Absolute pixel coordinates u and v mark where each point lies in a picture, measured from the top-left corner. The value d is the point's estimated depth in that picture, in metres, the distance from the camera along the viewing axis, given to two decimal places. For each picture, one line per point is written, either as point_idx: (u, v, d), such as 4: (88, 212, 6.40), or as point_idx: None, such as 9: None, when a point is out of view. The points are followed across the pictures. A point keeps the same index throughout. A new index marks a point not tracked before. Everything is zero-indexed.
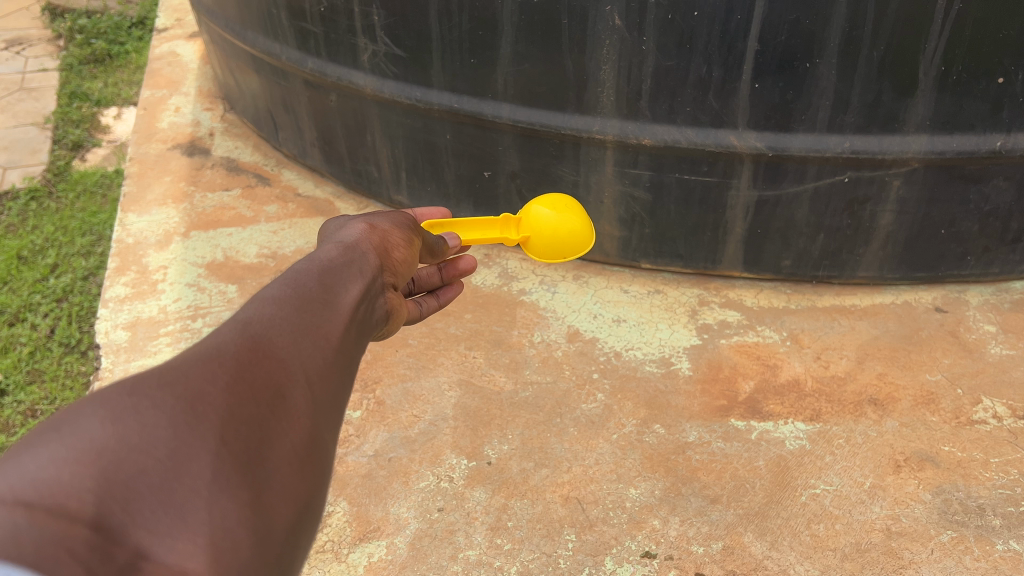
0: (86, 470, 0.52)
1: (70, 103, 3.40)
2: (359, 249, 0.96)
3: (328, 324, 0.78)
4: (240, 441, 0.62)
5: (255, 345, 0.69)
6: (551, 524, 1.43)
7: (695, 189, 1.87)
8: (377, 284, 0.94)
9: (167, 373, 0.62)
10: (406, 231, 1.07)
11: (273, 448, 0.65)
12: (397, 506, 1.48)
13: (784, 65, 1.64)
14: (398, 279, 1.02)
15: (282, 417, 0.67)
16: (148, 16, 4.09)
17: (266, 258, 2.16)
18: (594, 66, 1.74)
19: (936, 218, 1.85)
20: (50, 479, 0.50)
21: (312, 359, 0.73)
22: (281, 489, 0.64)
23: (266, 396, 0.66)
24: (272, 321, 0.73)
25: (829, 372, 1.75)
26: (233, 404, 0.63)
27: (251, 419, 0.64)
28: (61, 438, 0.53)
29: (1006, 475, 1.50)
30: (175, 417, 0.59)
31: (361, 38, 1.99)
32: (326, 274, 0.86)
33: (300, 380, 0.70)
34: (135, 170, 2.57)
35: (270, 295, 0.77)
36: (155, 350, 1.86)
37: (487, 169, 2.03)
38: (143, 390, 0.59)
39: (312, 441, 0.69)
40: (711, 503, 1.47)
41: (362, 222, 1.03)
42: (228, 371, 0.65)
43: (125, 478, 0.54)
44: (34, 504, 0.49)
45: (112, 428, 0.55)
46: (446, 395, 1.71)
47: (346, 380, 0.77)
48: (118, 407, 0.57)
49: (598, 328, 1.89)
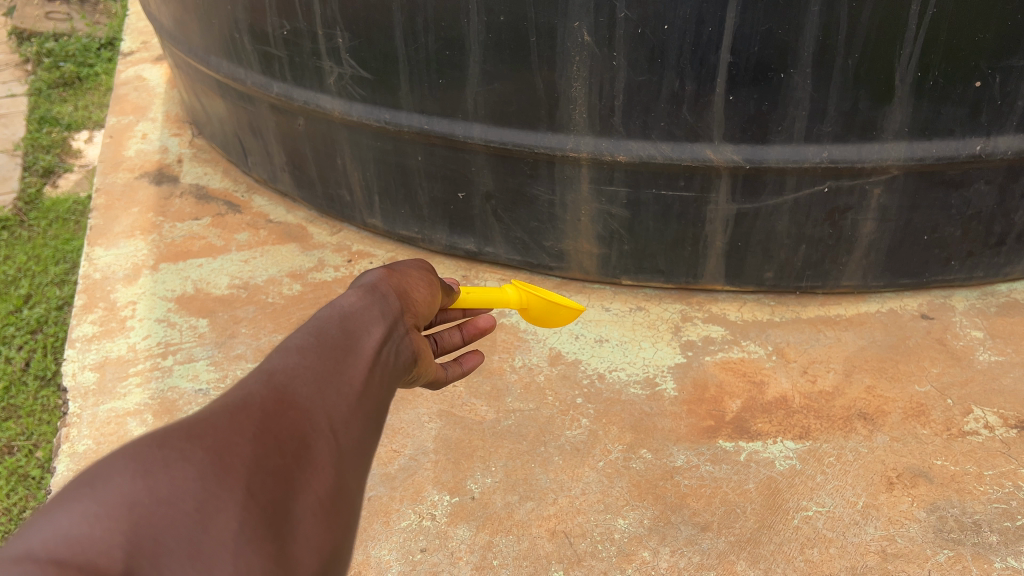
0: (117, 525, 0.53)
1: (39, 129, 3.33)
2: (380, 291, 0.87)
3: (350, 370, 0.74)
4: (267, 492, 0.61)
5: (282, 396, 0.68)
6: (538, 561, 1.39)
7: (673, 205, 1.83)
8: (401, 326, 0.85)
9: (194, 426, 0.62)
10: (424, 274, 0.98)
11: (299, 498, 0.63)
12: (377, 548, 1.43)
13: (758, 76, 1.60)
14: (421, 320, 0.92)
15: (308, 468, 0.65)
16: (117, 36, 4.03)
17: (238, 289, 2.10)
18: (564, 83, 1.70)
19: (917, 225, 1.82)
20: (82, 534, 0.52)
21: (339, 408, 0.70)
22: (306, 539, 0.62)
23: (291, 446, 0.65)
24: (297, 369, 0.71)
25: (817, 387, 1.72)
26: (259, 455, 0.62)
27: (277, 470, 0.63)
28: (93, 493, 0.54)
29: (1001, 489, 1.47)
30: (203, 471, 0.59)
31: (326, 61, 1.94)
32: (347, 317, 0.80)
33: (325, 428, 0.68)
34: (102, 202, 2.50)
35: (293, 343, 0.74)
36: (124, 391, 1.80)
37: (461, 190, 1.99)
38: (173, 443, 0.59)
39: (340, 491, 0.67)
40: (701, 531, 1.43)
41: (382, 267, 0.95)
42: (254, 422, 0.64)
43: (154, 531, 0.54)
44: (66, 561, 0.50)
45: (143, 482, 0.56)
46: (427, 427, 1.66)
47: (375, 423, 0.74)
48: (149, 461, 0.57)
49: (580, 349, 1.85)
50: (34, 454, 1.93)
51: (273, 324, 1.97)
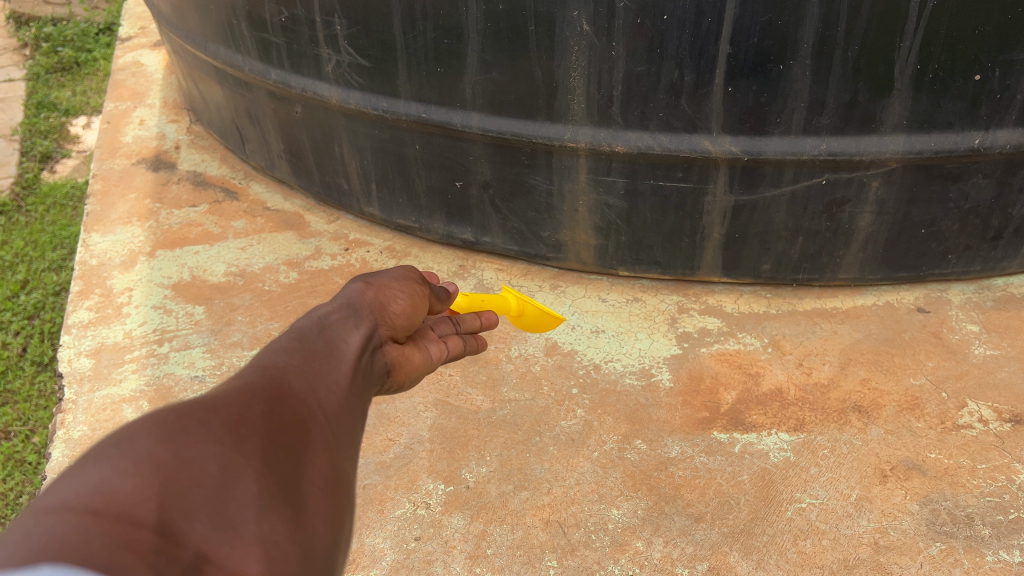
0: (148, 480, 0.57)
1: (37, 114, 3.31)
2: (355, 307, 0.93)
3: (336, 371, 0.80)
4: (279, 464, 0.65)
5: (280, 385, 0.73)
6: (531, 550, 1.39)
7: (670, 196, 1.83)
8: (376, 338, 0.92)
9: (206, 404, 0.66)
10: (410, 284, 1.02)
11: (307, 473, 0.68)
12: (372, 536, 1.43)
13: (757, 67, 1.60)
14: (398, 332, 0.98)
15: (310, 447, 0.70)
16: (116, 22, 4.01)
17: (235, 276, 2.10)
18: (563, 73, 1.70)
19: (915, 218, 1.82)
20: (116, 485, 0.55)
21: (330, 400, 0.76)
22: (316, 510, 0.66)
23: (294, 427, 0.70)
24: (288, 365, 0.76)
25: (812, 379, 1.72)
26: (269, 431, 0.67)
27: (285, 446, 0.67)
28: (122, 451, 0.58)
29: (994, 482, 1.48)
30: (222, 439, 0.63)
31: (324, 48, 1.93)
32: (325, 327, 0.86)
33: (321, 417, 0.74)
34: (99, 187, 2.50)
35: (280, 345, 0.79)
36: (120, 378, 1.80)
37: (459, 179, 1.98)
38: (190, 415, 0.63)
39: (339, 472, 0.72)
40: (695, 522, 1.43)
41: (360, 281, 0.99)
42: (260, 404, 0.69)
43: (182, 490, 0.58)
44: (101, 512, 0.53)
45: (168, 446, 0.60)
46: (422, 416, 1.66)
47: (361, 419, 0.80)
48: (170, 429, 0.61)
49: (576, 340, 1.85)
50: (31, 439, 1.93)
51: (270, 312, 1.97)
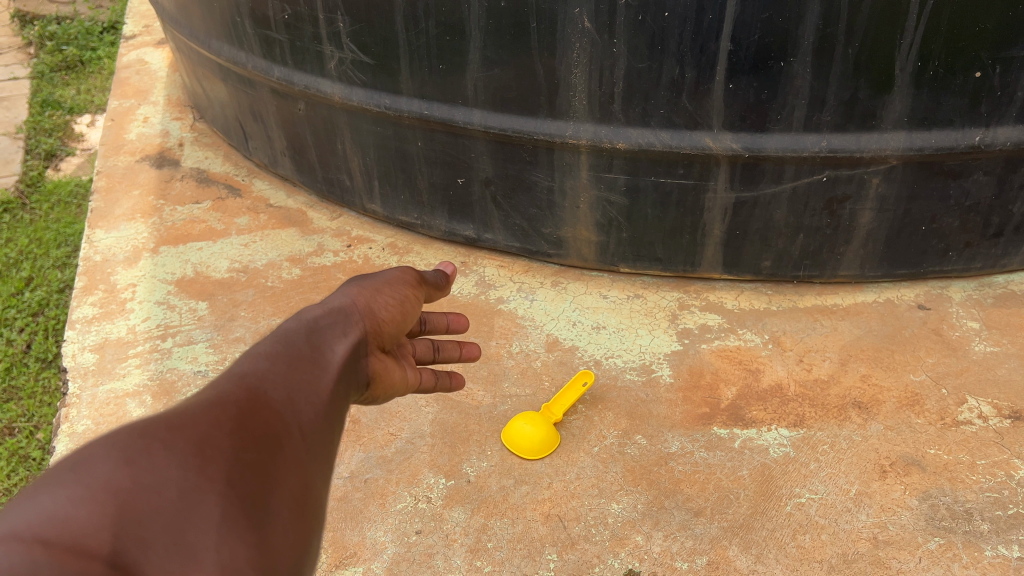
0: (103, 508, 0.57)
1: (41, 112, 3.33)
2: (346, 312, 0.94)
3: (317, 381, 0.81)
4: (246, 484, 0.66)
5: (254, 397, 0.73)
6: (532, 544, 1.40)
7: (672, 192, 1.83)
8: (363, 346, 0.93)
9: (173, 418, 0.66)
10: (400, 290, 1.04)
11: (275, 492, 0.68)
12: (373, 530, 1.44)
13: (758, 64, 1.60)
14: (384, 339, 0.99)
15: (280, 465, 0.70)
16: (120, 20, 4.03)
17: (238, 272, 2.11)
18: (564, 70, 1.70)
19: (916, 215, 1.83)
20: (68, 515, 0.55)
21: (306, 413, 0.77)
22: (282, 533, 0.67)
23: (265, 442, 0.70)
24: (265, 374, 0.76)
25: (813, 375, 1.73)
26: (237, 448, 0.67)
27: (254, 464, 0.68)
28: (78, 477, 0.58)
29: (993, 478, 1.48)
30: (186, 460, 0.63)
31: (327, 46, 1.94)
32: (310, 333, 0.87)
33: (295, 431, 0.74)
34: (103, 184, 2.51)
35: (260, 352, 0.80)
36: (123, 372, 1.81)
37: (460, 176, 1.99)
38: (153, 433, 0.63)
39: (307, 491, 0.72)
40: (695, 517, 1.44)
41: (354, 285, 1.01)
42: (231, 418, 0.69)
43: (139, 517, 0.58)
44: (51, 542, 0.53)
45: (127, 469, 0.60)
46: (423, 411, 1.67)
47: (337, 434, 0.81)
48: (131, 450, 0.61)
49: (577, 336, 1.86)
50: (34, 435, 1.94)
51: (272, 308, 1.98)
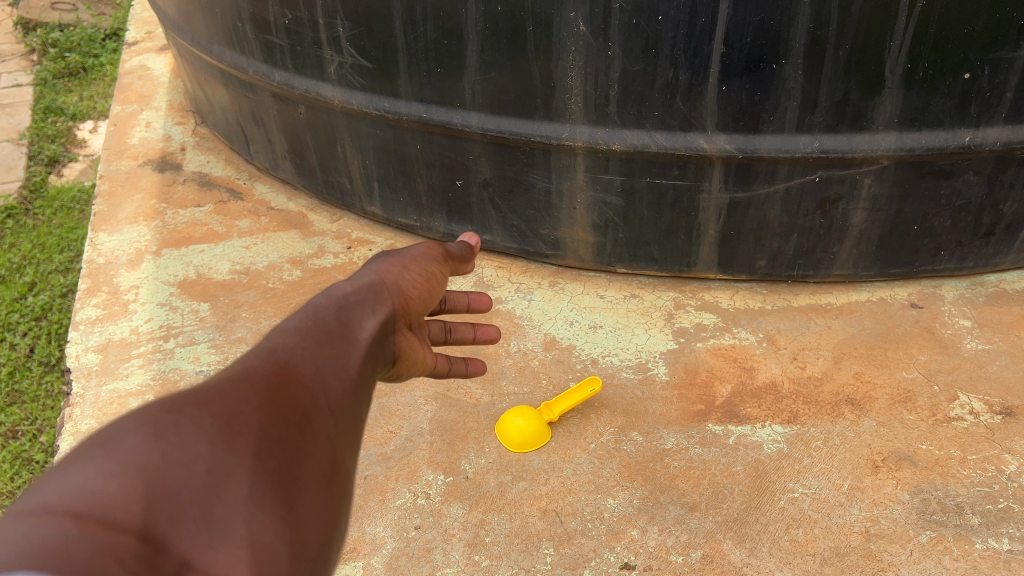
0: (133, 481, 0.59)
1: (45, 118, 3.36)
2: (376, 288, 0.97)
3: (344, 358, 0.83)
4: (273, 458, 0.68)
5: (281, 372, 0.76)
6: (529, 538, 1.42)
7: (666, 193, 1.86)
8: (392, 322, 0.96)
9: (201, 395, 0.69)
10: (425, 266, 1.07)
11: (303, 467, 0.71)
12: (373, 525, 1.46)
13: (750, 66, 1.63)
14: (412, 315, 1.01)
15: (309, 439, 0.73)
16: (122, 28, 4.07)
17: (239, 274, 2.14)
18: (561, 73, 1.73)
19: (908, 215, 1.85)
20: (98, 488, 0.57)
21: (333, 388, 0.79)
22: (310, 507, 0.69)
23: (294, 417, 0.73)
24: (294, 350, 0.79)
25: (806, 373, 1.75)
26: (265, 423, 0.70)
27: (282, 438, 0.70)
28: (107, 451, 0.60)
29: (984, 473, 1.50)
30: (214, 436, 0.66)
31: (327, 50, 1.97)
32: (339, 310, 0.89)
33: (324, 406, 0.77)
34: (105, 188, 2.54)
35: (289, 329, 0.83)
36: (126, 373, 1.83)
37: (459, 178, 2.02)
38: (182, 409, 0.66)
39: (336, 464, 0.75)
40: (689, 511, 1.46)
41: (386, 261, 1.04)
42: (258, 394, 0.72)
43: (170, 491, 0.60)
44: (83, 515, 0.55)
45: (156, 444, 0.62)
46: (422, 409, 1.70)
47: (364, 409, 0.83)
48: (160, 426, 0.64)
49: (575, 335, 1.88)
50: (38, 438, 1.96)
51: (273, 309, 2.00)
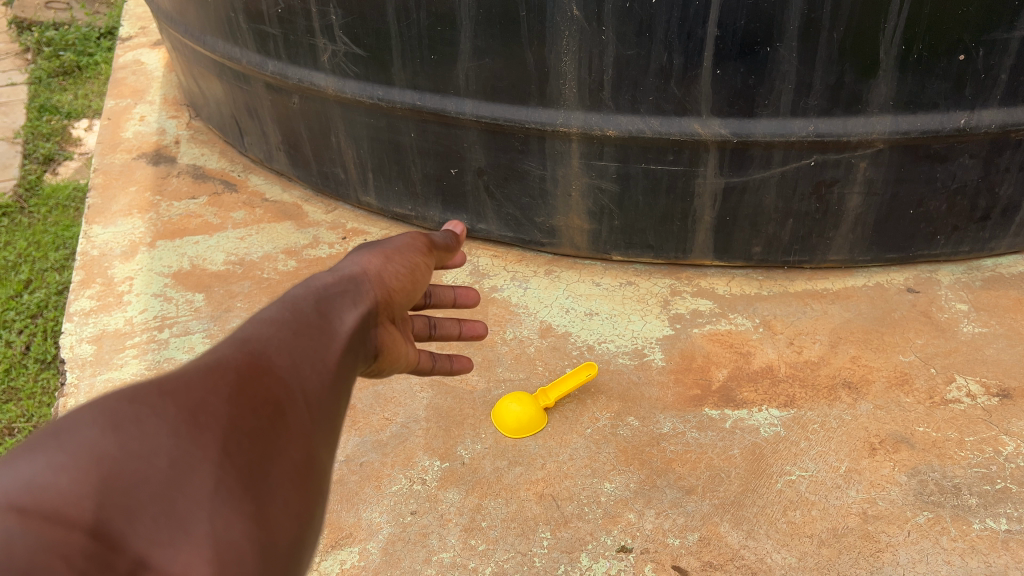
0: (86, 475, 0.59)
1: (39, 116, 3.35)
2: (357, 280, 0.96)
3: (324, 350, 0.82)
4: (240, 452, 0.68)
5: (254, 362, 0.75)
6: (525, 523, 1.42)
7: (661, 178, 1.85)
8: (375, 315, 0.95)
9: (167, 384, 0.68)
10: (409, 257, 1.06)
11: (273, 462, 0.70)
12: (368, 511, 1.46)
13: (745, 49, 1.62)
14: (395, 309, 1.01)
15: (281, 433, 0.72)
16: (117, 26, 4.06)
17: (233, 265, 2.13)
18: (554, 58, 1.72)
19: (903, 199, 1.85)
20: (47, 482, 0.57)
21: (309, 381, 0.78)
22: (281, 503, 0.69)
23: (265, 410, 0.72)
24: (269, 341, 0.78)
25: (803, 357, 1.74)
26: (233, 414, 0.69)
27: (252, 431, 0.70)
28: (61, 444, 0.60)
29: (981, 453, 1.50)
30: (178, 428, 0.65)
31: (320, 38, 1.96)
32: (319, 301, 0.89)
33: (298, 399, 0.76)
34: (100, 181, 2.53)
35: (266, 319, 0.82)
36: (121, 363, 1.82)
37: (453, 166, 2.01)
38: (145, 400, 0.66)
39: (311, 460, 0.74)
40: (686, 494, 1.45)
41: (371, 253, 1.03)
42: (228, 384, 0.71)
43: (127, 485, 0.60)
44: (28, 509, 0.56)
45: (114, 435, 0.62)
46: (418, 397, 1.69)
47: (342, 403, 0.83)
48: (120, 417, 0.63)
49: (570, 322, 1.87)
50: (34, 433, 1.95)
51: (268, 298, 2.00)
